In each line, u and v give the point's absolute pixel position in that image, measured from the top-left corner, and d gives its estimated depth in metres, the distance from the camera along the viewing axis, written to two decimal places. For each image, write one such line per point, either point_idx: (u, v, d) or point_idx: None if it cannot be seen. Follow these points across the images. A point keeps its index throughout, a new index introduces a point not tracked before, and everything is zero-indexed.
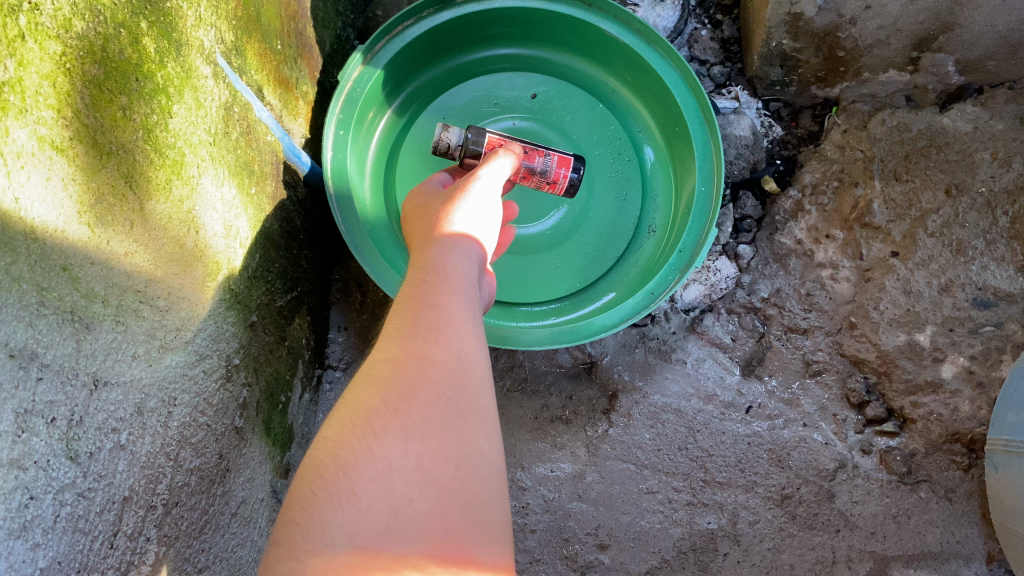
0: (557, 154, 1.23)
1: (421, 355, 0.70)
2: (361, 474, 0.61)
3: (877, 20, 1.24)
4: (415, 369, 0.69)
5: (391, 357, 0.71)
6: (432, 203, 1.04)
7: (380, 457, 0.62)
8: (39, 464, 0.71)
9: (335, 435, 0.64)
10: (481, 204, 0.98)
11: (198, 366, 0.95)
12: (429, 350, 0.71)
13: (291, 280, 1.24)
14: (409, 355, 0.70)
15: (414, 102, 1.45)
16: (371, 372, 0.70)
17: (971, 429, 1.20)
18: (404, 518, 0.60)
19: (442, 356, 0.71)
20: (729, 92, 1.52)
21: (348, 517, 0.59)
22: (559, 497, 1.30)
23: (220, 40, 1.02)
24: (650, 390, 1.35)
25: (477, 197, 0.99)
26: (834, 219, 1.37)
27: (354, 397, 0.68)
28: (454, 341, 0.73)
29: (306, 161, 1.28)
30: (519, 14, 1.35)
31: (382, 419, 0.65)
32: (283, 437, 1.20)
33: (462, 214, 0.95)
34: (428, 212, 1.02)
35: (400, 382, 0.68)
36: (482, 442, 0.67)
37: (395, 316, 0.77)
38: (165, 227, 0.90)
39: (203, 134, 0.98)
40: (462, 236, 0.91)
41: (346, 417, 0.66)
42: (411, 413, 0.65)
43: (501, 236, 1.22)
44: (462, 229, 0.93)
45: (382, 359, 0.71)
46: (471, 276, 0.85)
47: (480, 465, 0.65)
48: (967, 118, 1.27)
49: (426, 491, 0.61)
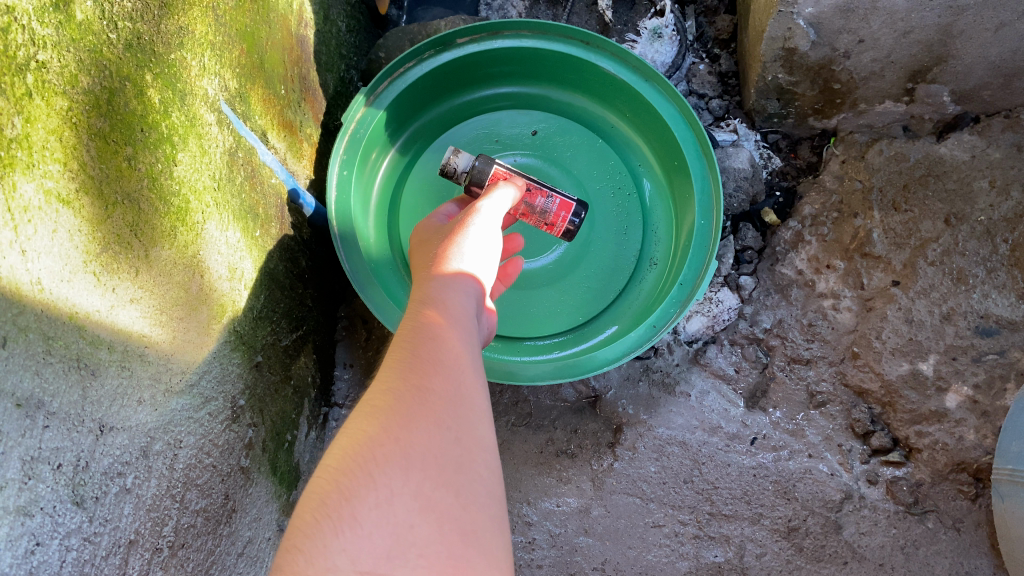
0: (560, 198, 1.24)
1: (421, 385, 0.72)
2: (362, 502, 0.61)
3: (870, 53, 1.26)
4: (415, 399, 0.70)
5: (391, 387, 0.72)
6: (433, 238, 1.06)
7: (381, 484, 0.63)
8: (46, 510, 0.72)
9: (336, 462, 0.65)
10: (483, 236, 1.00)
11: (204, 409, 0.97)
12: (429, 380, 0.72)
13: (296, 319, 1.26)
14: (409, 386, 0.71)
15: (416, 141, 1.48)
16: (371, 401, 0.71)
17: (977, 459, 1.18)
18: (407, 544, 0.60)
19: (441, 387, 0.72)
20: (728, 125, 1.55)
21: (349, 543, 0.59)
22: (566, 532, 1.30)
23: (224, 88, 1.05)
24: (655, 423, 1.35)
25: (479, 228, 1.01)
26: (834, 249, 1.39)
27: (354, 425, 0.68)
28: (453, 373, 0.75)
29: (311, 202, 1.30)
30: (519, 54, 1.37)
31: (383, 447, 0.65)
32: (289, 476, 1.21)
33: (465, 247, 0.96)
34: (430, 246, 1.04)
35: (400, 410, 0.69)
36: (482, 471, 0.68)
37: (394, 350, 0.78)
38: (170, 274, 0.92)
39: (208, 180, 1.00)
40: (462, 270, 0.93)
41: (347, 445, 0.66)
42: (411, 441, 0.66)
43: (510, 267, 1.22)
44: (463, 267, 0.94)
45: (382, 389, 0.72)
46: (470, 312, 0.87)
47: (480, 493, 0.66)
48: (964, 146, 1.27)
49: (427, 518, 0.62)
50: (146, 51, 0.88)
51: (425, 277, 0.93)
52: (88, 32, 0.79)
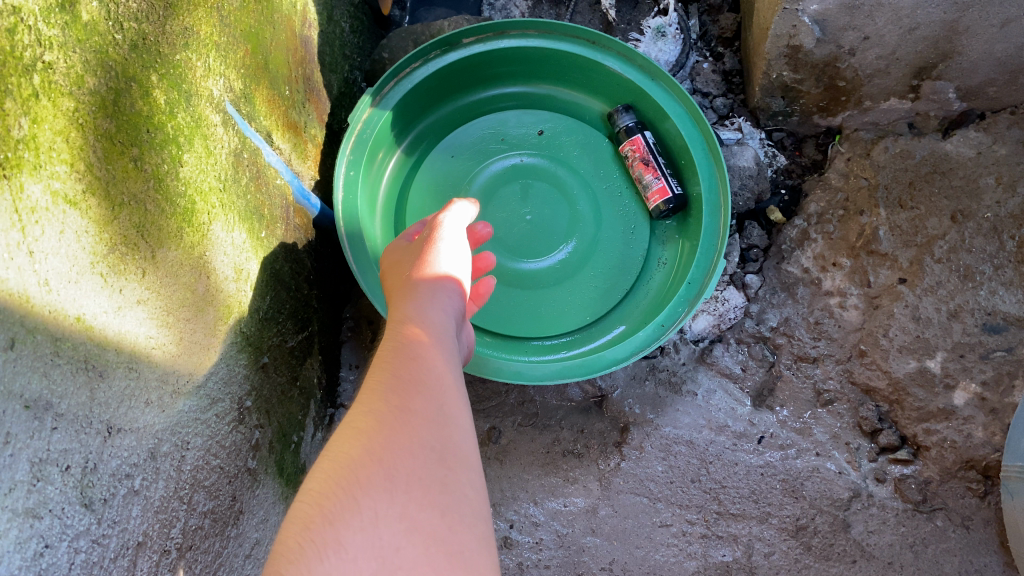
0: (660, 184, 1.35)
1: (403, 406, 0.72)
2: (347, 525, 0.61)
3: (875, 50, 1.26)
4: (397, 420, 0.70)
5: (373, 409, 0.72)
6: (404, 257, 1.05)
7: (366, 507, 0.63)
8: (55, 512, 0.72)
9: (319, 487, 0.65)
10: (453, 251, 1.00)
11: (211, 410, 0.97)
12: (411, 401, 0.72)
13: (302, 320, 1.25)
14: (390, 407, 0.71)
15: (422, 141, 1.47)
16: (353, 425, 0.71)
17: (986, 456, 1.18)
18: (392, 567, 0.59)
19: (423, 406, 0.72)
20: (732, 123, 1.54)
21: (334, 568, 0.59)
22: (573, 532, 1.29)
23: (229, 88, 1.05)
24: (661, 422, 1.35)
25: (448, 243, 1.01)
26: (840, 247, 1.38)
27: (337, 448, 0.69)
28: (436, 391, 0.74)
29: (316, 202, 1.30)
30: (524, 54, 1.37)
31: (366, 470, 0.65)
32: (295, 477, 1.21)
33: (442, 263, 0.97)
34: (401, 267, 1.03)
35: (381, 434, 0.69)
36: (467, 489, 0.67)
37: (375, 371, 0.78)
38: (177, 274, 0.91)
39: (214, 180, 1.00)
40: (445, 282, 0.94)
41: (331, 468, 0.66)
42: (394, 463, 0.66)
43: (482, 286, 1.19)
44: (441, 283, 0.94)
45: (363, 412, 0.72)
46: (449, 329, 0.87)
47: (466, 511, 0.66)
48: (970, 143, 1.27)
49: (413, 539, 0.62)
50: (151, 52, 0.88)
51: (409, 290, 0.94)
52: (94, 33, 0.79)
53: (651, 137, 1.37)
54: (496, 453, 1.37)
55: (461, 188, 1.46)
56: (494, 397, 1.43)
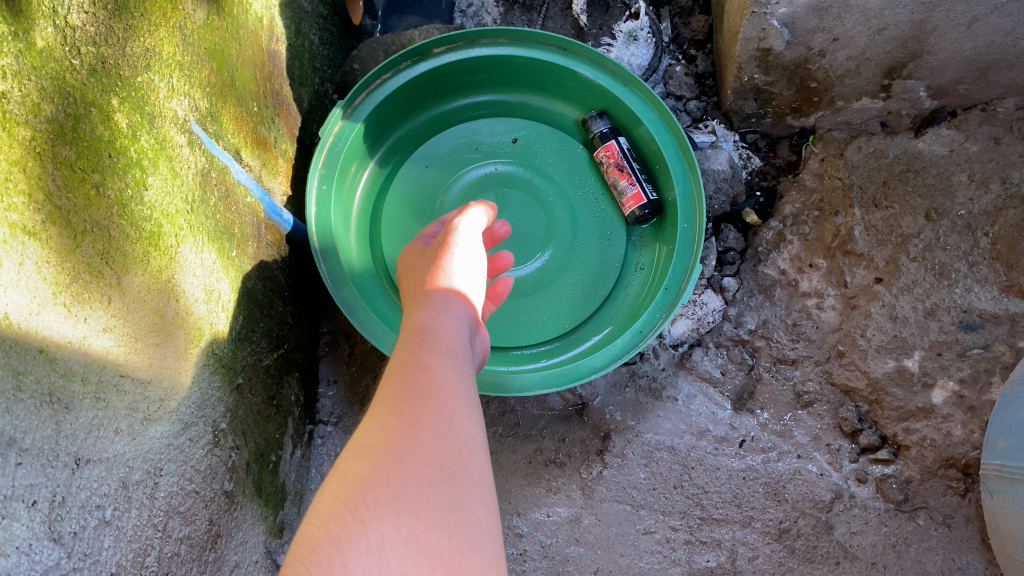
0: (633, 190, 1.34)
1: (413, 421, 0.71)
2: (353, 549, 0.60)
3: (845, 51, 1.25)
4: (406, 436, 0.69)
5: (382, 424, 0.71)
6: (418, 263, 1.05)
7: (372, 530, 0.61)
8: (22, 548, 0.71)
9: (327, 508, 0.64)
10: (468, 257, 1.00)
11: (184, 435, 0.96)
12: (421, 416, 0.72)
13: (277, 338, 1.24)
14: (399, 422, 0.71)
15: (396, 152, 1.46)
16: (363, 442, 0.70)
17: (965, 454, 1.18)
18: None
19: (433, 421, 0.71)
20: (706, 126, 1.55)
21: None
22: (556, 542, 1.29)
23: (194, 108, 1.03)
24: (643, 428, 1.34)
25: (462, 249, 1.00)
26: (816, 248, 1.39)
27: (345, 467, 0.68)
28: (446, 405, 0.74)
29: (289, 219, 1.28)
30: (495, 61, 1.37)
31: (373, 490, 0.64)
32: (275, 496, 1.20)
33: (455, 272, 0.96)
34: (415, 273, 1.03)
35: (390, 450, 0.68)
36: (476, 507, 0.66)
37: (386, 383, 0.77)
38: (144, 299, 0.90)
39: (181, 202, 0.99)
40: (455, 294, 0.93)
41: (339, 488, 0.65)
42: (401, 482, 0.65)
43: (500, 287, 1.18)
44: (454, 292, 0.93)
45: (373, 427, 0.71)
46: (458, 335, 0.87)
47: (474, 532, 0.64)
48: (942, 141, 1.28)
49: (419, 561, 0.60)
50: (111, 75, 0.87)
51: (421, 302, 0.93)
52: (50, 59, 0.78)
53: (625, 143, 1.37)
54: None
55: (437, 199, 1.44)
56: None
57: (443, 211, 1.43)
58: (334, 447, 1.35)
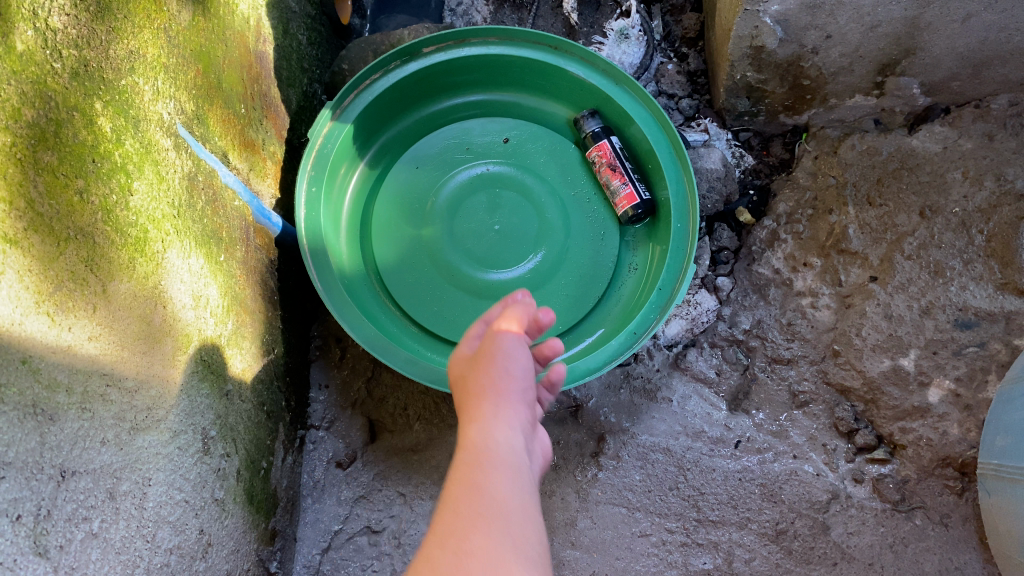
0: (627, 190, 1.33)
1: (460, 549, 0.65)
2: None
3: (838, 48, 1.24)
4: (452, 566, 0.63)
5: (431, 556, 0.66)
6: (463, 367, 0.91)
7: None
8: (6, 565, 0.70)
9: None
10: (516, 372, 0.85)
11: (173, 443, 0.94)
12: (469, 542, 0.66)
13: (267, 343, 1.22)
14: (447, 552, 0.65)
15: (386, 154, 1.44)
16: None
17: (962, 453, 1.18)
18: None
19: (482, 547, 0.65)
20: (698, 124, 1.54)
21: None
22: (552, 547, 1.27)
23: (180, 110, 1.02)
24: (638, 430, 1.33)
25: (510, 360, 0.86)
26: (811, 247, 1.38)
27: None
28: (515, 528, 0.68)
29: (279, 222, 1.26)
30: (485, 61, 1.36)
31: None
32: (267, 503, 1.18)
33: (504, 389, 0.84)
34: (462, 381, 0.89)
35: None
36: None
37: (439, 513, 0.71)
38: (131, 307, 0.88)
39: (167, 207, 0.97)
40: (507, 418, 0.81)
41: None
42: None
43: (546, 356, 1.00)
44: (502, 421, 0.81)
45: (425, 560, 0.66)
46: (523, 458, 0.78)
47: None
48: (936, 138, 1.27)
49: None
50: (94, 78, 0.85)
51: (468, 431, 0.81)
52: (30, 63, 0.77)
53: (617, 142, 1.35)
54: None
55: (427, 200, 1.42)
56: None
57: (434, 213, 1.41)
58: (326, 452, 1.34)
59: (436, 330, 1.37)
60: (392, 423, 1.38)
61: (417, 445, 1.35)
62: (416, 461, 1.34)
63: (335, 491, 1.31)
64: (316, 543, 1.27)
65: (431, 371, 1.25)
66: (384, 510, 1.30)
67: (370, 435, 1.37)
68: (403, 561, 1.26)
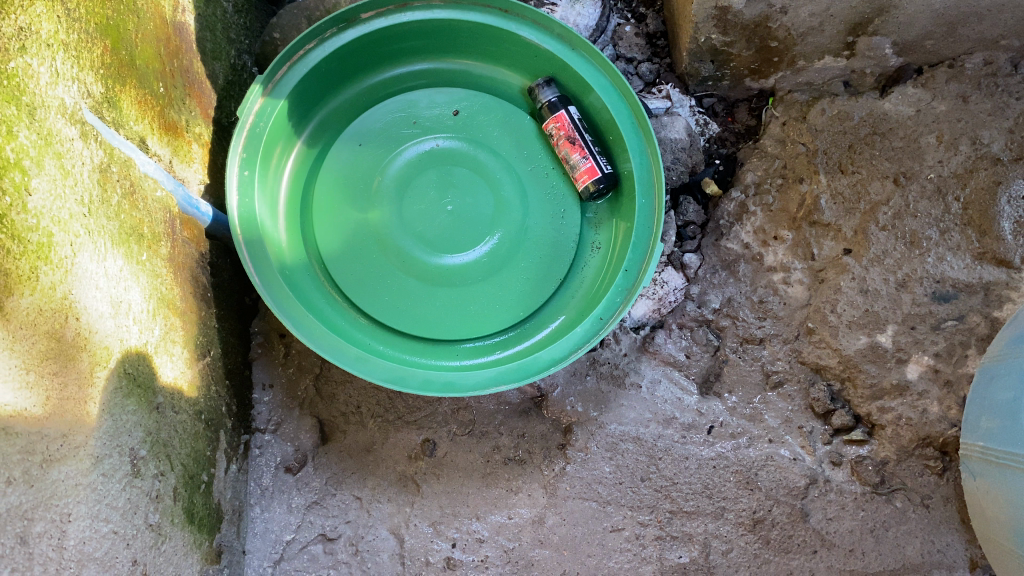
0: (585, 163, 1.24)
1: None
2: None
3: (808, 7, 1.15)
4: None
5: None
6: None
7: None
8: None
9: None
10: None
11: (96, 471, 0.85)
12: None
13: (204, 347, 1.12)
14: None
15: (326, 130, 1.33)
16: None
17: (943, 432, 1.14)
18: None
19: None
20: (660, 91, 1.44)
21: None
22: (520, 546, 1.21)
23: (86, 93, 0.90)
24: (605, 420, 1.26)
25: None
26: (781, 219, 1.31)
27: None
28: None
29: (210, 211, 1.15)
30: (431, 26, 1.24)
31: None
32: (209, 519, 1.08)
33: None
34: None
35: None
36: None
37: None
38: (34, 323, 0.80)
39: (75, 205, 0.86)
40: None
41: None
42: None
43: None
44: None
45: None
46: None
47: None
48: (908, 100, 1.21)
49: None
50: None
51: None
52: None
53: (575, 112, 1.26)
54: (431, 467, 1.26)
55: (371, 179, 1.31)
56: (424, 406, 1.29)
57: (381, 193, 1.31)
58: (274, 457, 1.25)
59: (386, 321, 1.29)
60: (345, 422, 1.29)
61: (372, 445, 1.28)
62: (371, 462, 1.27)
63: (285, 498, 1.23)
64: (267, 555, 1.20)
65: (383, 367, 1.16)
66: (339, 515, 1.23)
67: (321, 436, 1.29)
68: (362, 570, 1.20)
